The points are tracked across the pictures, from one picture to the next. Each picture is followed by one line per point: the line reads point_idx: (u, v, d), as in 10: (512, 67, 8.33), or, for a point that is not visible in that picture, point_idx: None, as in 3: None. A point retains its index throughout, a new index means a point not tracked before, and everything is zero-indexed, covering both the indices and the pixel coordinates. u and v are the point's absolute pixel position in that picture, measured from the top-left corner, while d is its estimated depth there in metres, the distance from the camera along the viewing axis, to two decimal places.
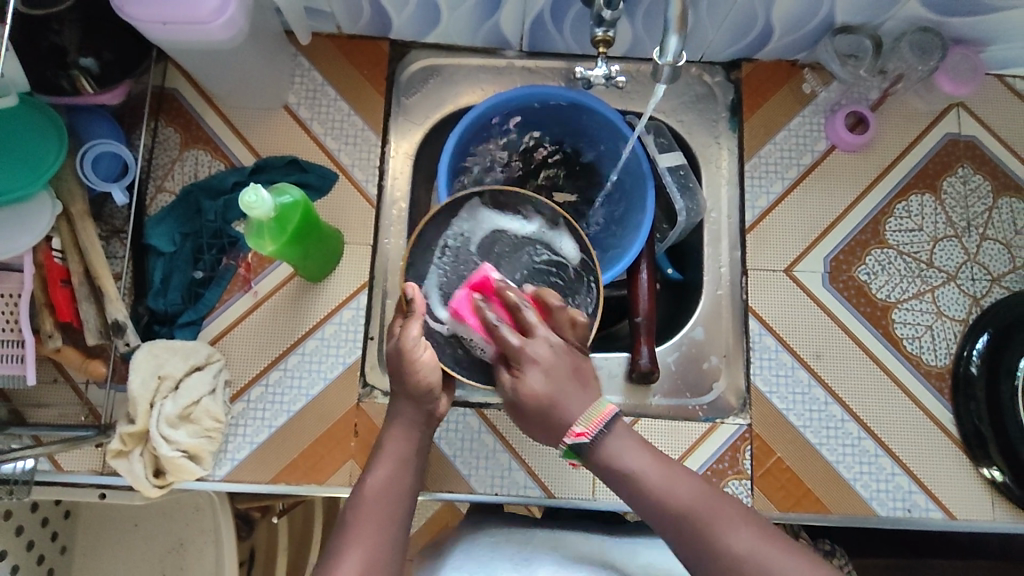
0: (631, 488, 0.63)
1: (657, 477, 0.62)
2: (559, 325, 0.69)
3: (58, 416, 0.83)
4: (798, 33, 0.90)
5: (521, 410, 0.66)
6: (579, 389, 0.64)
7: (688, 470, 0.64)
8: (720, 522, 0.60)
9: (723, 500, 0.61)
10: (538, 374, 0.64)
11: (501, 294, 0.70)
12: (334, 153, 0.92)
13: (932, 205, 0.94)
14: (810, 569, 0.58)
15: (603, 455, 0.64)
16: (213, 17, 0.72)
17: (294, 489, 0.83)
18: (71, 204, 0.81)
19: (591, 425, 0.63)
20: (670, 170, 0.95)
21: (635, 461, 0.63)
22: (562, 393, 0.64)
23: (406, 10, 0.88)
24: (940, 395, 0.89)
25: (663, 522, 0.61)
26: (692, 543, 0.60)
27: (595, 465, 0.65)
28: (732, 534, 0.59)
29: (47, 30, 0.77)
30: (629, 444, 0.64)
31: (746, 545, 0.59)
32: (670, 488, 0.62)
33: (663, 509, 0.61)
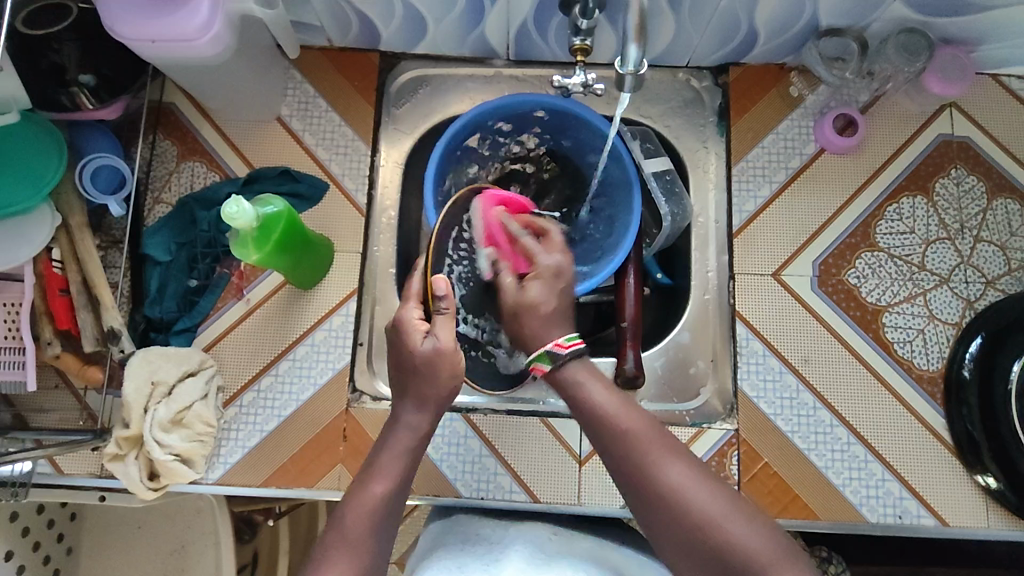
0: (585, 411, 0.68)
1: (609, 405, 0.67)
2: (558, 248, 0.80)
3: (59, 421, 0.85)
4: (782, 36, 0.90)
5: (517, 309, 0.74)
6: (565, 319, 0.74)
7: (641, 409, 0.68)
8: (658, 454, 0.64)
9: (665, 439, 0.65)
10: (555, 287, 0.75)
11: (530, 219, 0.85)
12: (325, 163, 0.94)
13: (923, 207, 0.93)
14: (736, 510, 0.60)
15: (567, 371, 0.70)
16: (200, 34, 0.75)
17: (285, 493, 0.85)
18: (70, 216, 0.84)
19: (572, 342, 0.71)
20: (655, 176, 0.95)
21: (591, 387, 0.69)
22: (558, 312, 0.74)
23: (393, 22, 0.90)
24: (933, 400, 0.88)
25: (606, 448, 0.66)
26: (628, 471, 0.64)
27: (559, 385, 0.71)
28: (665, 466, 0.63)
29: (47, 49, 0.82)
30: (590, 374, 0.70)
31: (678, 479, 0.62)
32: (616, 418, 0.66)
33: (608, 434, 0.66)
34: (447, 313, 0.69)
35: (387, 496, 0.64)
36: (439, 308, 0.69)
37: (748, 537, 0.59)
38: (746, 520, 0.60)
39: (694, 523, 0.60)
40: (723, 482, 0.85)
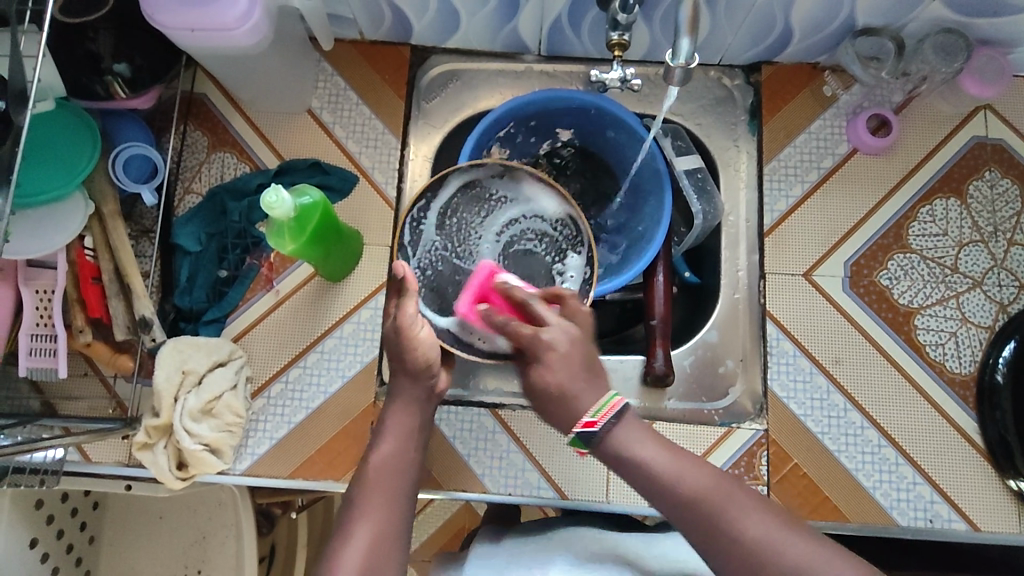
0: (647, 481, 0.63)
1: (669, 465, 0.63)
2: (549, 315, 0.68)
3: (88, 408, 0.85)
4: (818, 35, 0.89)
5: (534, 397, 0.67)
6: (588, 378, 0.65)
7: (701, 461, 0.64)
8: (733, 508, 0.60)
9: (733, 485, 0.62)
10: (555, 360, 0.65)
11: (506, 290, 0.72)
12: (355, 156, 0.94)
13: (957, 209, 0.92)
14: (823, 555, 0.58)
15: (613, 444, 0.64)
16: (239, 23, 0.75)
17: (312, 485, 0.85)
18: (102, 204, 0.84)
19: (600, 415, 0.64)
20: (686, 174, 0.95)
21: (647, 453, 0.63)
22: (572, 381, 0.65)
23: (426, 16, 0.90)
24: (965, 403, 0.87)
25: (672, 510, 0.62)
26: (705, 534, 0.60)
27: (608, 459, 0.65)
28: (743, 518, 0.60)
29: (83, 38, 0.82)
30: (638, 433, 0.65)
31: (758, 530, 0.59)
32: (681, 478, 0.62)
33: (675, 496, 0.62)
34: (412, 295, 0.69)
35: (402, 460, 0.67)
36: (404, 291, 0.69)
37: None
38: (837, 564, 0.57)
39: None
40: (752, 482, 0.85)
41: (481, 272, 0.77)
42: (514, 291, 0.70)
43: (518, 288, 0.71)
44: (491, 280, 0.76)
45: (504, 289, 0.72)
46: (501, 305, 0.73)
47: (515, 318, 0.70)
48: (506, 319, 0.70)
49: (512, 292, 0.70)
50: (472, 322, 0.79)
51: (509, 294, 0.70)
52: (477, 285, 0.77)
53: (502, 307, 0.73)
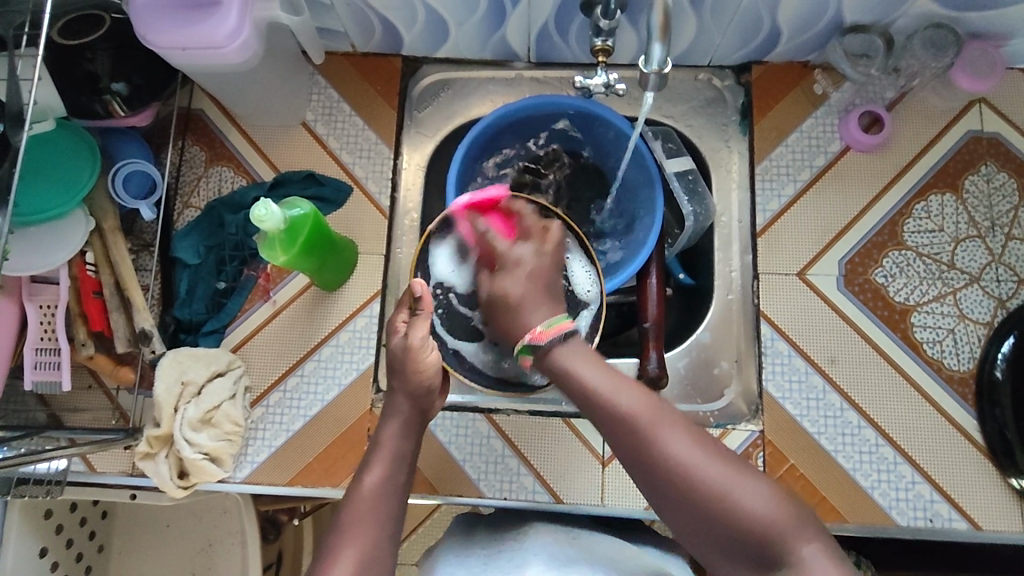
0: (581, 393, 0.65)
1: (603, 385, 0.65)
2: (532, 237, 0.79)
3: (93, 419, 0.88)
4: (806, 34, 0.89)
5: (494, 308, 0.77)
6: (546, 298, 0.74)
7: (638, 385, 0.65)
8: (659, 428, 0.61)
9: (662, 408, 0.63)
10: (520, 274, 0.76)
11: (505, 213, 0.82)
12: (349, 167, 0.95)
13: (952, 205, 0.91)
14: (745, 483, 0.58)
15: (556, 358, 0.68)
16: (228, 41, 0.76)
17: (310, 491, 0.86)
18: (103, 220, 0.86)
19: (551, 330, 0.69)
20: (677, 176, 0.95)
21: (583, 367, 0.66)
22: (530, 299, 0.73)
23: (415, 26, 0.91)
24: (964, 402, 0.86)
25: (604, 426, 0.64)
26: (631, 449, 0.62)
27: (550, 371, 0.69)
28: (668, 438, 0.60)
29: (81, 58, 0.84)
30: (579, 355, 0.68)
31: (680, 450, 0.60)
32: (613, 397, 0.64)
33: (606, 414, 0.64)
34: (424, 314, 0.73)
35: None
36: (418, 310, 0.73)
37: (749, 500, 0.57)
38: (751, 485, 0.58)
39: (700, 493, 0.58)
40: None
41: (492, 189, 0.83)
42: (516, 211, 0.82)
43: (520, 209, 0.82)
44: (496, 202, 0.82)
45: (504, 207, 0.82)
46: (493, 215, 0.82)
47: (503, 233, 0.80)
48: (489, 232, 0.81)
49: (510, 209, 0.82)
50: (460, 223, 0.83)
51: (508, 211, 0.82)
52: (479, 196, 0.83)
53: (495, 216, 0.82)
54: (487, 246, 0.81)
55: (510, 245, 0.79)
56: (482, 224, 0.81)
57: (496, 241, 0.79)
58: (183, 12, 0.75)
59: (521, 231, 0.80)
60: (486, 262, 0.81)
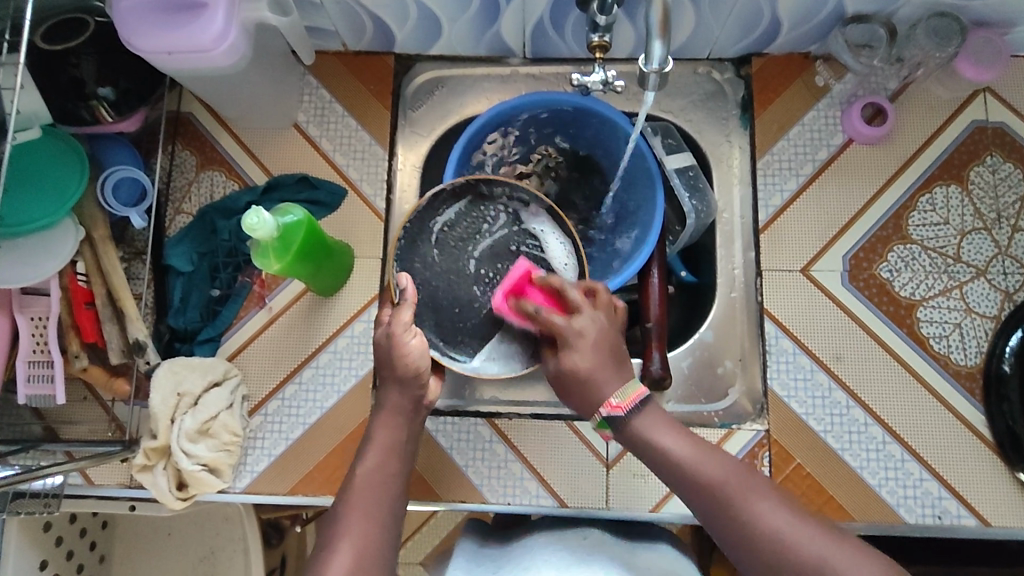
0: (667, 465, 0.66)
1: (690, 454, 0.66)
2: (582, 307, 0.71)
3: (89, 432, 0.86)
4: (808, 24, 0.87)
5: (561, 382, 0.71)
6: (616, 366, 0.69)
7: (719, 451, 0.66)
8: (748, 496, 0.61)
9: (749, 475, 0.63)
10: (586, 349, 0.69)
11: (542, 285, 0.75)
12: (343, 169, 0.93)
13: (957, 196, 0.90)
14: (839, 548, 0.57)
15: (636, 430, 0.68)
16: (215, 44, 0.74)
17: (312, 500, 0.85)
18: (93, 229, 0.84)
19: (626, 400, 0.68)
20: (678, 172, 0.94)
21: (668, 440, 0.67)
22: (604, 368, 0.69)
23: (408, 24, 0.89)
24: (971, 396, 0.85)
25: (691, 497, 0.64)
26: (722, 520, 0.62)
27: (631, 444, 0.69)
28: (758, 507, 0.61)
29: (65, 64, 0.82)
30: (658, 419, 0.68)
31: (774, 518, 0.60)
32: (699, 467, 0.64)
33: (694, 484, 0.64)
34: (407, 302, 0.72)
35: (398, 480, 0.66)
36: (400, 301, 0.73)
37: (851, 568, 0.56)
38: (849, 553, 0.57)
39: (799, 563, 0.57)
40: None
41: (519, 268, 0.79)
42: (555, 283, 0.73)
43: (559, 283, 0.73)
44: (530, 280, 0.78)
45: (544, 282, 0.75)
46: (535, 294, 0.76)
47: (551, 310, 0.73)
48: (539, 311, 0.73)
49: (548, 282, 0.74)
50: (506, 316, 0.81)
51: (548, 285, 0.74)
52: (513, 279, 0.79)
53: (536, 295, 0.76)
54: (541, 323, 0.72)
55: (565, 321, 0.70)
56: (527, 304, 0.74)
57: (551, 318, 0.71)
58: (169, 14, 0.73)
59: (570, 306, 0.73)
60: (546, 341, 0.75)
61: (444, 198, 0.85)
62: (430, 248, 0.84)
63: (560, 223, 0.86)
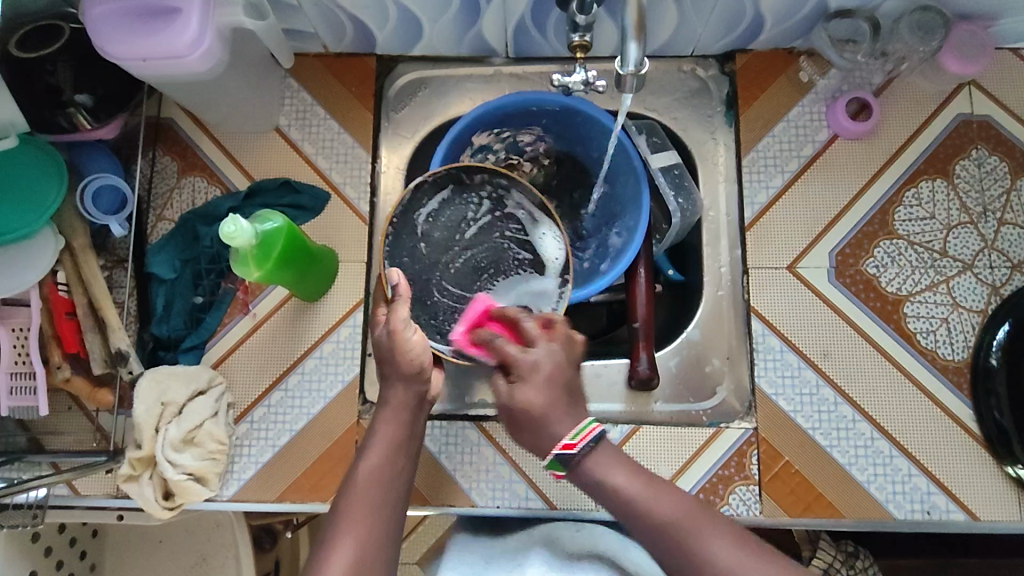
0: (620, 505, 0.64)
1: (642, 495, 0.64)
2: (538, 339, 0.69)
3: (74, 442, 0.86)
4: (790, 20, 0.87)
5: (511, 418, 0.67)
6: (569, 404, 0.66)
7: (671, 487, 0.65)
8: (703, 534, 0.61)
9: (704, 512, 0.63)
10: (538, 382, 0.65)
11: (501, 316, 0.76)
12: (326, 173, 0.93)
13: (944, 190, 0.89)
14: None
15: (588, 469, 0.65)
16: (191, 50, 0.73)
17: (300, 507, 0.84)
18: (73, 238, 0.83)
19: (580, 437, 0.64)
20: (663, 171, 0.93)
21: (620, 478, 0.65)
22: (555, 406, 0.65)
23: (388, 25, 0.88)
24: (959, 391, 0.85)
25: (644, 535, 0.63)
26: (679, 560, 0.61)
27: (584, 484, 0.66)
28: (714, 546, 0.60)
29: (41, 71, 0.79)
30: (614, 460, 0.66)
31: (729, 556, 0.60)
32: (653, 507, 0.63)
33: (646, 524, 0.63)
34: (403, 300, 0.71)
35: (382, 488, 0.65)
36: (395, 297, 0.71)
37: None
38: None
39: None
40: (743, 483, 0.83)
41: (478, 304, 0.81)
42: (513, 313, 0.74)
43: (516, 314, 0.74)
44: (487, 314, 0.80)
45: (500, 313, 0.76)
46: (495, 325, 0.77)
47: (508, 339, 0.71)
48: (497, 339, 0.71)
49: (506, 313, 0.74)
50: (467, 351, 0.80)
51: (506, 316, 0.75)
52: (470, 318, 0.81)
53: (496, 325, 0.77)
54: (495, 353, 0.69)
55: (521, 351, 0.68)
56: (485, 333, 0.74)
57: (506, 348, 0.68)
58: (142, 21, 0.72)
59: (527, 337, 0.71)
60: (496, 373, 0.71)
61: (427, 189, 0.85)
62: (414, 239, 0.86)
63: (542, 210, 0.87)
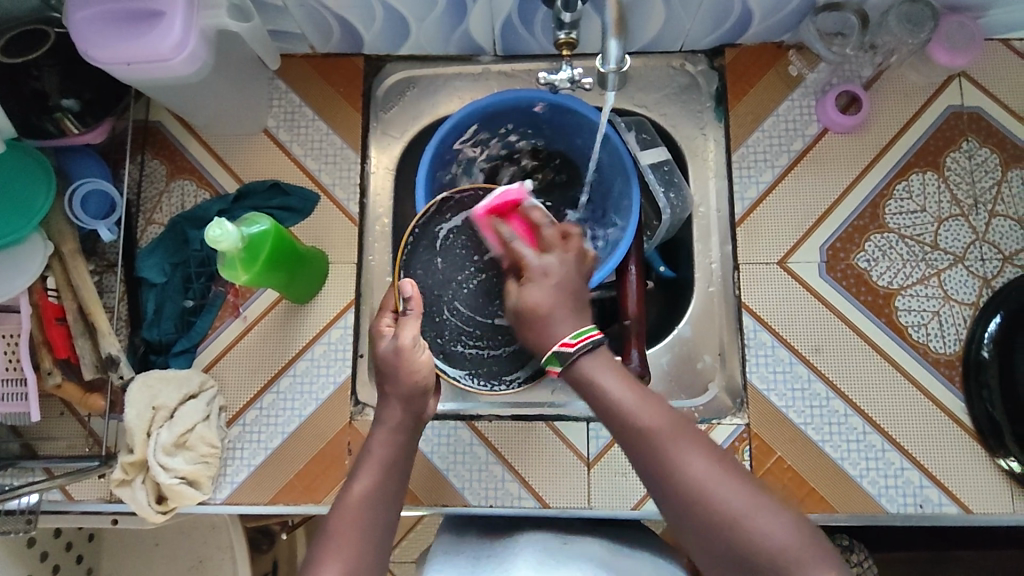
0: (604, 407, 0.63)
1: (628, 400, 0.62)
2: (554, 247, 0.70)
3: (66, 447, 0.86)
4: (778, 14, 0.86)
5: (518, 317, 0.68)
6: (575, 310, 0.66)
7: (659, 400, 0.63)
8: (680, 447, 0.59)
9: (687, 428, 0.61)
10: (548, 286, 0.66)
11: (524, 215, 0.73)
12: (315, 174, 0.92)
13: (934, 183, 0.89)
14: (762, 505, 0.56)
15: (582, 370, 0.64)
16: (175, 53, 0.73)
17: (293, 509, 0.84)
18: (62, 244, 0.83)
19: (580, 338, 0.64)
20: (652, 168, 0.93)
21: (609, 382, 0.63)
22: (560, 307, 0.65)
23: (374, 25, 0.88)
24: (951, 384, 0.85)
25: (623, 436, 0.61)
26: (650, 467, 0.59)
27: (575, 383, 0.65)
28: (689, 459, 0.58)
29: (27, 76, 0.79)
30: (605, 364, 0.64)
31: (701, 471, 0.57)
32: (635, 413, 0.61)
33: (627, 427, 0.61)
34: (414, 314, 0.71)
35: (372, 490, 0.65)
36: (406, 311, 0.71)
37: (771, 531, 0.55)
38: (773, 515, 0.56)
39: (717, 520, 0.55)
40: None
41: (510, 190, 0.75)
42: (535, 216, 0.72)
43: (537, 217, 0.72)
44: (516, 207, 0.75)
45: (526, 212, 0.73)
46: (517, 222, 0.74)
47: (525, 242, 0.71)
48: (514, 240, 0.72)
49: (531, 214, 0.72)
50: (484, 231, 0.77)
51: (530, 217, 0.72)
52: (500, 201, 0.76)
53: (518, 224, 0.74)
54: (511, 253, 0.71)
55: (538, 257, 0.69)
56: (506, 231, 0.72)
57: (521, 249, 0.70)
58: (125, 24, 0.72)
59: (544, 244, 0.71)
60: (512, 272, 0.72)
61: (450, 206, 0.84)
62: (431, 254, 0.84)
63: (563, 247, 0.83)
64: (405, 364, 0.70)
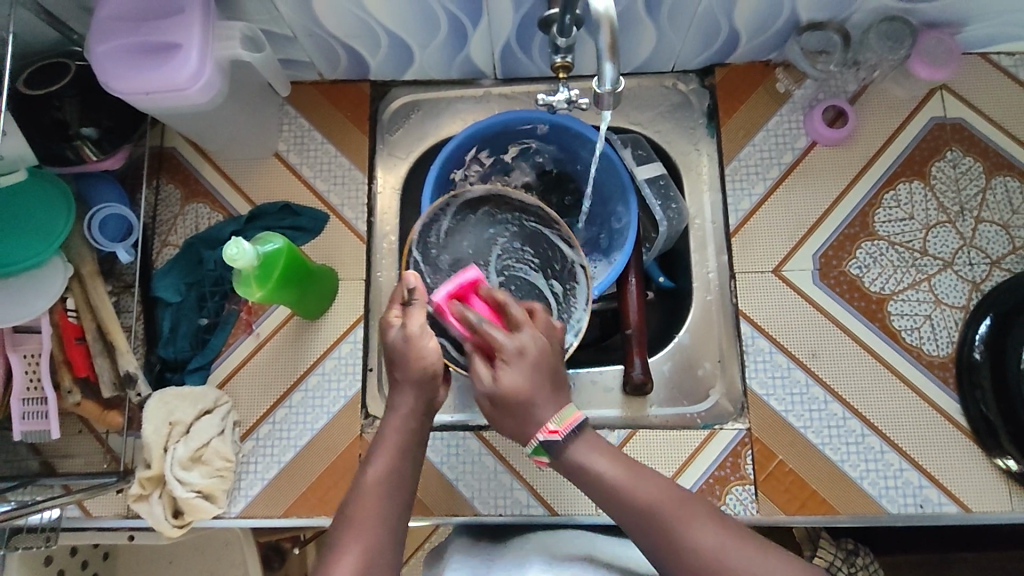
0: (602, 491, 0.67)
1: (621, 478, 0.66)
2: (522, 323, 0.70)
3: (84, 465, 0.88)
4: (766, 33, 0.90)
5: (492, 404, 0.68)
6: (552, 394, 0.68)
7: (651, 473, 0.68)
8: (685, 519, 0.63)
9: (684, 498, 0.65)
10: (525, 366, 0.67)
11: (488, 297, 0.74)
12: (323, 194, 0.96)
13: (921, 192, 0.92)
14: (768, 560, 0.61)
15: (572, 457, 0.68)
16: (191, 83, 0.77)
17: (306, 521, 0.86)
18: (81, 266, 0.86)
19: (564, 424, 0.67)
20: (648, 182, 0.97)
21: (600, 464, 0.67)
22: (538, 392, 0.67)
23: (380, 52, 0.92)
24: (945, 385, 0.87)
25: (625, 521, 0.66)
26: (657, 538, 0.63)
27: (567, 470, 0.69)
28: (693, 531, 0.63)
29: (49, 107, 0.83)
30: (594, 449, 0.68)
31: (706, 539, 0.62)
32: (631, 490, 0.66)
33: (627, 509, 0.65)
34: (420, 305, 0.73)
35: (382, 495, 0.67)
36: (411, 301, 0.73)
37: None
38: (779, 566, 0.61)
39: None
40: (738, 483, 0.85)
41: (469, 274, 0.76)
42: (500, 297, 0.72)
43: (503, 299, 0.72)
44: (477, 287, 0.75)
45: (487, 293, 0.74)
46: (482, 305, 0.74)
47: (491, 323, 0.70)
48: (480, 320, 0.69)
49: (495, 295, 0.73)
50: (443, 316, 0.75)
51: (496, 301, 0.73)
52: (458, 282, 0.75)
53: (483, 308, 0.74)
54: (480, 337, 0.70)
55: (508, 336, 0.68)
56: (467, 313, 0.70)
57: (489, 331, 0.69)
58: (144, 57, 0.76)
59: (511, 321, 0.71)
60: (483, 352, 0.71)
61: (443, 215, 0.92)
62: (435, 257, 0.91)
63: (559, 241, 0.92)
64: (429, 365, 0.71)
